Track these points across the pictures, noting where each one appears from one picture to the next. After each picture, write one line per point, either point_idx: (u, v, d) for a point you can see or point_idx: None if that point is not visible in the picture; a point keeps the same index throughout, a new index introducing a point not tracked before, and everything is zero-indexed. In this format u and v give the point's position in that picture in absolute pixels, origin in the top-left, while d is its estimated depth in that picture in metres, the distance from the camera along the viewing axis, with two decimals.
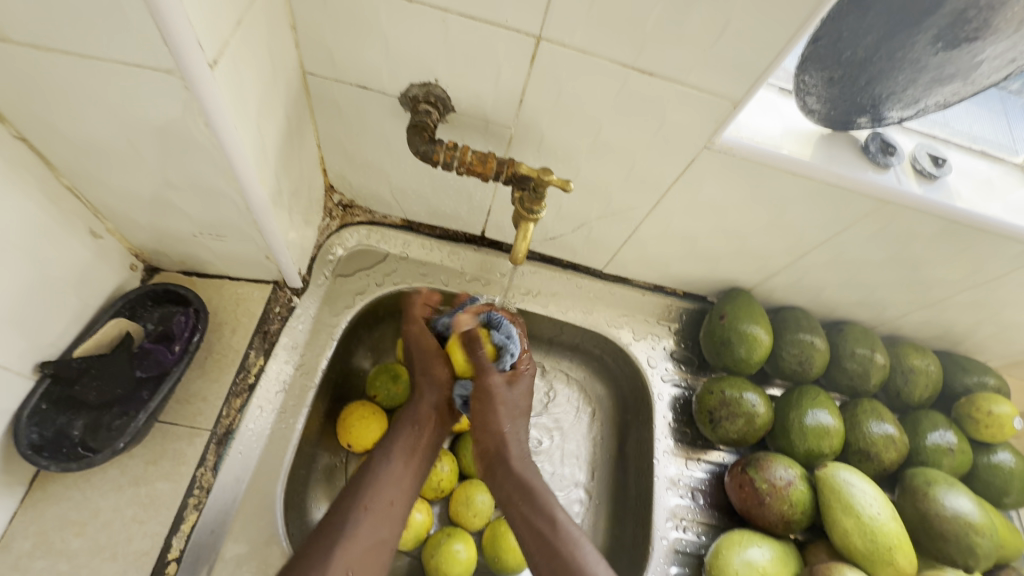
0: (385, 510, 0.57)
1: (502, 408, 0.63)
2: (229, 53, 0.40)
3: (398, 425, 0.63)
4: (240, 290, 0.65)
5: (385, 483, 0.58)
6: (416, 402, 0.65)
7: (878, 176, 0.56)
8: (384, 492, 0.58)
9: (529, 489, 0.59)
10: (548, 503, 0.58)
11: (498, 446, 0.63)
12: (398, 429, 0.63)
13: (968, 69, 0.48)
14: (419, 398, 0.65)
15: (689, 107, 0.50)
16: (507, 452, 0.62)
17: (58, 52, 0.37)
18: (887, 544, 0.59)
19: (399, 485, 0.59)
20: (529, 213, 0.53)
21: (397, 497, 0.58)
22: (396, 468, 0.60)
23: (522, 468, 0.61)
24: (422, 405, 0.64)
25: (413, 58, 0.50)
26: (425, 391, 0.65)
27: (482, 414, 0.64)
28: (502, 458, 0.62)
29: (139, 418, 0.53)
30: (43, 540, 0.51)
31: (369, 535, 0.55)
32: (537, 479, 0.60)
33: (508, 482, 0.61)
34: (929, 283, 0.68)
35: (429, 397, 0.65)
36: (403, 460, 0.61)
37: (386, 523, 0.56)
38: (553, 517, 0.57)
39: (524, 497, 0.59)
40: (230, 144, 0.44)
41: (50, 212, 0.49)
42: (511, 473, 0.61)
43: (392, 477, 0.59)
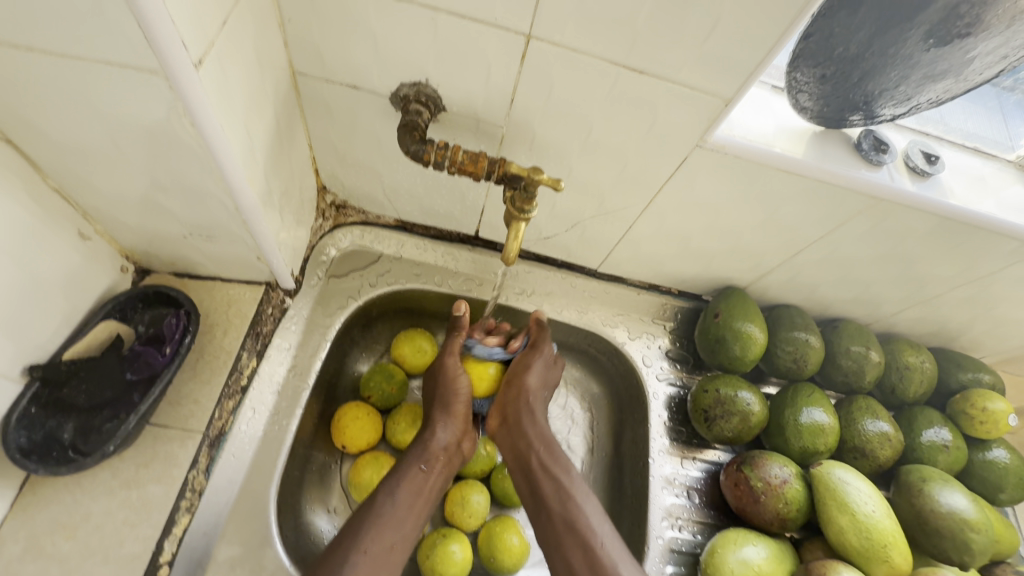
0: (386, 554, 0.54)
1: (535, 407, 0.66)
2: (215, 53, 0.40)
3: (405, 463, 0.61)
4: (232, 291, 0.64)
5: (388, 524, 0.55)
6: (424, 442, 0.62)
7: (871, 173, 0.55)
8: (386, 533, 0.55)
9: (563, 483, 0.61)
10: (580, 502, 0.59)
11: (542, 441, 0.64)
12: (406, 468, 0.60)
13: (960, 66, 0.48)
14: (429, 436, 0.63)
15: (680, 105, 0.50)
16: (553, 449, 0.64)
17: (41, 52, 0.37)
18: (882, 542, 0.59)
19: (400, 529, 0.56)
20: (520, 213, 0.53)
21: (398, 542, 0.55)
22: (400, 510, 0.57)
23: (563, 465, 0.63)
24: (432, 444, 0.62)
25: (402, 57, 0.50)
26: (437, 428, 0.63)
27: (516, 404, 0.66)
28: (540, 450, 0.64)
29: (129, 421, 0.52)
30: (34, 544, 0.51)
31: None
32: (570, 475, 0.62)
33: (542, 476, 0.62)
34: (923, 280, 0.68)
35: (440, 435, 0.63)
36: (408, 501, 0.58)
37: (383, 568, 0.53)
38: (585, 519, 0.58)
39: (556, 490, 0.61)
40: (218, 144, 0.43)
41: (37, 214, 0.49)
42: (542, 471, 0.62)
43: (395, 520, 0.56)
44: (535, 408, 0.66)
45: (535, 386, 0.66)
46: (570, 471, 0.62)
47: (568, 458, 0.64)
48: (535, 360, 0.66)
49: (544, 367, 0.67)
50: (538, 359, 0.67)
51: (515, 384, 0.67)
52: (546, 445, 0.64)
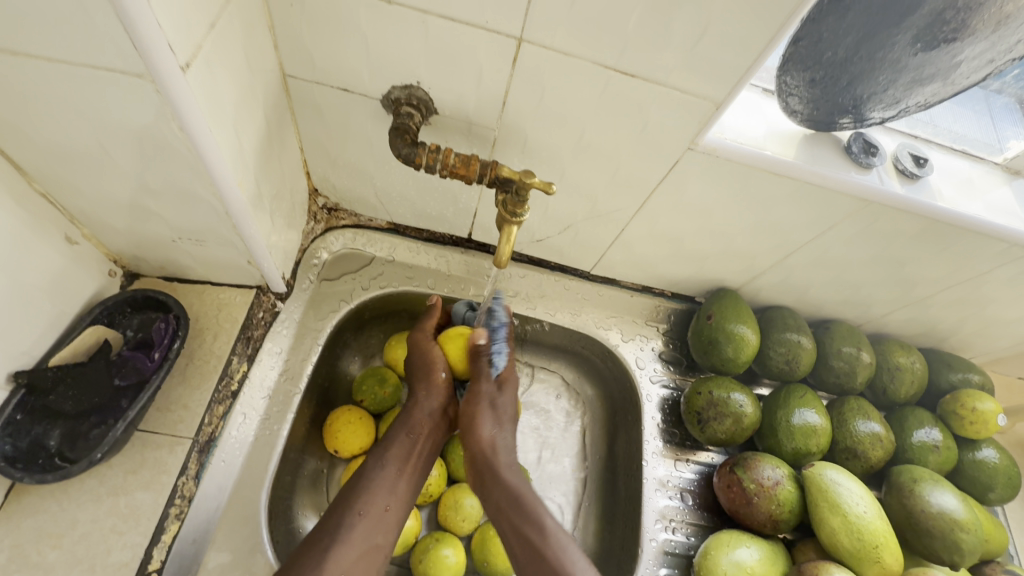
0: (379, 517, 0.56)
1: (501, 453, 0.63)
2: (203, 56, 0.39)
3: (393, 432, 0.62)
4: (223, 295, 0.64)
5: (379, 489, 0.57)
6: (410, 410, 0.64)
7: (861, 176, 0.56)
8: (379, 498, 0.57)
9: (543, 545, 0.54)
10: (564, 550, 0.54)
11: (508, 500, 0.59)
12: (393, 436, 0.62)
13: (947, 70, 0.48)
14: (414, 405, 0.64)
15: (672, 108, 0.50)
16: (524, 507, 0.57)
17: (24, 55, 0.36)
18: (873, 542, 0.59)
19: (392, 493, 0.58)
20: (512, 216, 0.53)
21: (391, 503, 0.57)
22: (389, 477, 0.58)
23: (538, 521, 0.56)
24: (417, 413, 0.64)
25: (394, 60, 0.50)
26: (421, 397, 0.64)
27: (491, 465, 0.62)
28: (512, 509, 0.58)
29: (117, 428, 0.52)
30: (19, 554, 0.50)
31: (364, 538, 0.54)
32: (553, 528, 0.55)
33: (516, 535, 0.56)
34: (913, 282, 0.68)
35: (426, 405, 0.64)
36: (397, 468, 0.59)
37: (380, 531, 0.55)
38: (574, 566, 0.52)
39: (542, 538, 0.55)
40: (207, 148, 0.43)
41: (23, 219, 0.48)
42: (524, 526, 0.56)
43: (386, 484, 0.58)
44: (506, 448, 0.63)
45: (507, 414, 0.64)
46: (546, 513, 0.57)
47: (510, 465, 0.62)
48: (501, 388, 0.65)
49: (510, 392, 0.66)
50: (506, 386, 0.66)
51: (480, 433, 0.63)
52: (515, 502, 0.58)
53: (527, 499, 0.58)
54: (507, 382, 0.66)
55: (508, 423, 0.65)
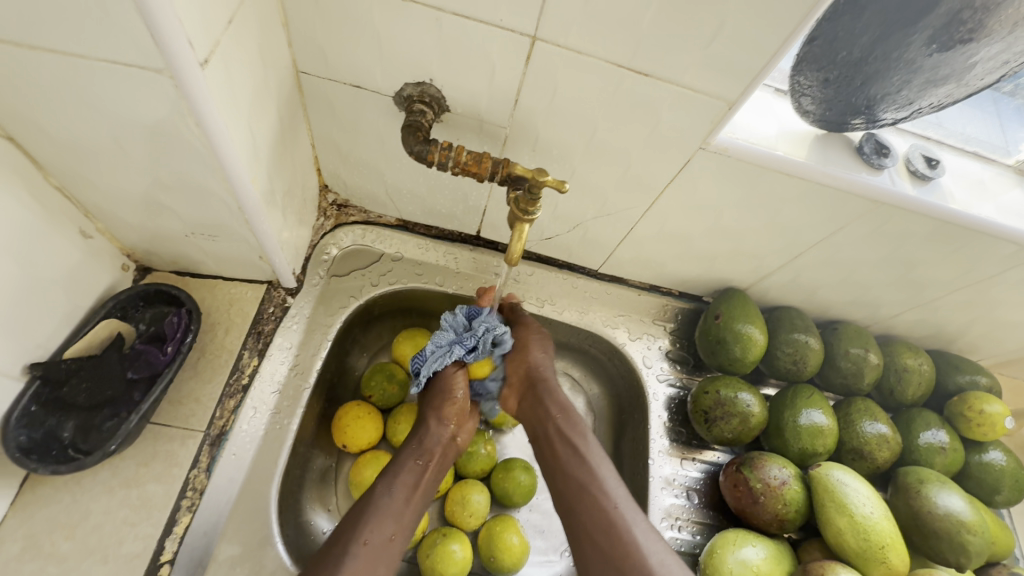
0: (383, 546, 0.54)
1: (550, 375, 0.67)
2: (221, 51, 0.40)
3: (404, 456, 0.61)
4: (234, 290, 0.64)
5: (386, 517, 0.55)
6: (422, 435, 0.62)
7: (873, 177, 0.56)
8: (385, 527, 0.54)
9: (588, 468, 0.61)
10: (601, 484, 0.60)
11: (558, 415, 0.64)
12: (402, 461, 0.60)
13: (962, 71, 0.48)
14: (425, 432, 0.63)
15: (684, 107, 0.50)
16: (570, 429, 0.63)
17: (44, 51, 0.37)
18: (880, 543, 0.59)
19: (399, 521, 0.56)
20: (524, 214, 0.53)
21: (397, 532, 0.55)
22: (397, 502, 0.57)
23: (580, 445, 0.63)
24: (428, 438, 0.62)
25: (407, 57, 0.50)
26: (432, 424, 0.63)
27: (539, 381, 0.66)
28: (557, 438, 0.63)
29: (130, 420, 0.52)
30: (33, 543, 0.50)
31: (366, 570, 0.51)
32: (593, 458, 0.62)
33: (563, 449, 0.63)
34: (923, 283, 0.68)
35: (436, 431, 0.63)
36: (405, 496, 0.58)
37: (382, 560, 0.53)
38: (608, 488, 0.59)
39: (581, 474, 0.61)
40: (222, 144, 0.43)
41: (39, 213, 0.49)
42: (569, 452, 0.62)
43: (394, 512, 0.56)
44: (555, 384, 0.66)
45: (548, 374, 0.66)
46: (601, 464, 0.61)
47: (585, 427, 0.64)
48: (537, 350, 0.67)
49: (544, 350, 0.67)
50: (537, 351, 0.67)
51: (522, 366, 0.67)
52: (563, 424, 0.64)
53: (576, 420, 0.64)
54: (531, 346, 0.66)
55: (554, 374, 0.67)
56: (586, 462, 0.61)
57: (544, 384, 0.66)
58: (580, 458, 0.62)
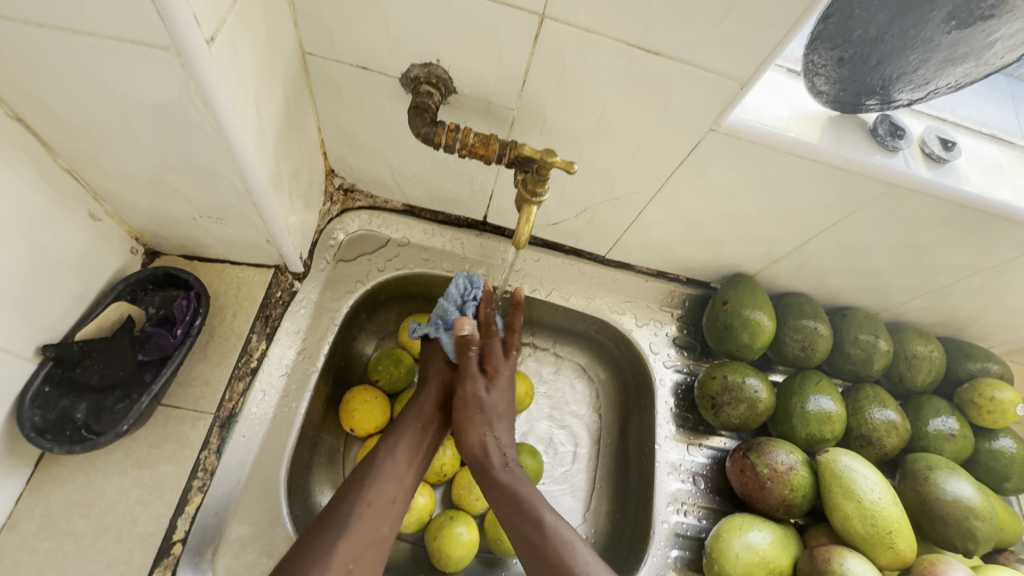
0: (387, 506, 0.54)
1: (494, 457, 0.59)
2: (227, 30, 0.39)
3: (404, 418, 0.61)
4: (242, 275, 0.64)
5: (389, 479, 0.55)
6: (421, 397, 0.63)
7: (887, 159, 0.55)
8: (387, 488, 0.54)
9: (545, 542, 0.51)
10: (568, 544, 0.51)
11: (507, 498, 0.56)
12: (404, 424, 0.60)
13: (981, 49, 0.47)
14: (423, 395, 0.63)
15: (695, 88, 0.49)
16: (522, 505, 0.54)
17: (51, 28, 0.36)
18: (887, 528, 0.59)
19: (401, 483, 0.56)
20: (532, 196, 0.53)
21: (398, 495, 0.55)
22: (399, 466, 0.57)
23: (538, 518, 0.53)
24: (428, 403, 0.62)
25: (413, 36, 0.49)
26: (431, 386, 0.63)
27: (486, 469, 0.59)
28: (510, 509, 0.55)
29: (142, 402, 0.53)
30: (50, 521, 0.51)
31: (371, 529, 0.52)
32: (553, 522, 0.52)
33: (517, 539, 0.53)
34: (935, 269, 0.67)
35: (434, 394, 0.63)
36: (406, 459, 0.58)
37: (386, 520, 0.53)
38: (576, 571, 0.49)
39: (545, 542, 0.51)
40: (229, 125, 0.43)
41: (48, 194, 0.49)
42: (522, 525, 0.53)
43: (396, 474, 0.56)
44: (500, 466, 0.58)
45: (500, 408, 0.61)
46: (547, 509, 0.54)
47: (541, 509, 0.54)
48: (487, 392, 0.61)
49: (502, 391, 0.62)
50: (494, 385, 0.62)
51: (469, 450, 0.60)
52: (512, 502, 0.55)
53: (524, 498, 0.55)
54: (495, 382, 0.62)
55: (507, 412, 0.62)
56: (556, 536, 0.51)
57: (486, 470, 0.59)
58: (541, 528, 0.52)
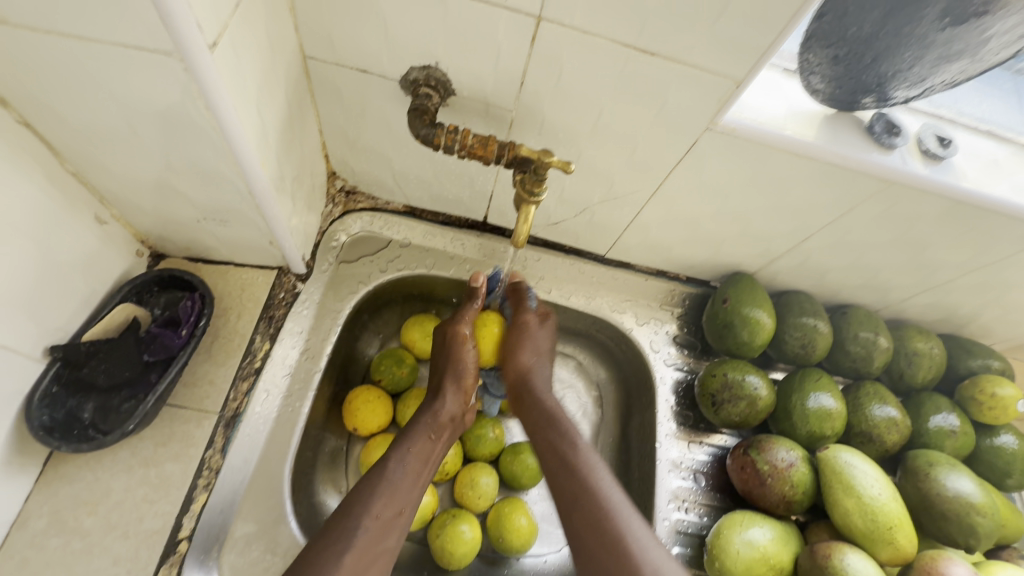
0: (393, 519, 0.53)
1: (539, 382, 0.64)
2: (229, 34, 0.40)
3: (415, 429, 0.61)
4: (245, 276, 0.65)
5: (395, 491, 0.54)
6: (433, 410, 0.62)
7: (884, 156, 0.55)
8: (397, 500, 0.54)
9: (576, 460, 0.56)
10: (594, 468, 0.56)
11: (545, 419, 0.61)
12: (415, 435, 0.60)
13: (977, 45, 0.47)
14: (437, 405, 0.63)
15: (690, 88, 0.49)
16: (558, 424, 0.60)
17: (58, 35, 0.37)
18: (887, 524, 0.59)
19: (409, 496, 0.55)
20: (529, 196, 0.53)
21: (405, 508, 0.55)
22: (408, 478, 0.56)
23: (573, 440, 0.58)
24: (440, 411, 0.63)
25: (412, 39, 0.50)
26: (446, 398, 0.63)
27: (528, 390, 0.64)
28: (546, 428, 0.60)
29: (148, 401, 0.54)
30: (58, 519, 0.52)
31: (376, 543, 0.51)
32: (586, 448, 0.57)
33: (551, 453, 0.58)
34: (934, 266, 0.68)
35: (448, 404, 0.63)
36: (416, 470, 0.57)
37: (391, 534, 0.53)
38: (601, 492, 0.53)
39: (572, 459, 0.57)
40: (232, 127, 0.44)
41: (56, 198, 0.50)
42: (555, 439, 0.59)
43: (405, 485, 0.55)
44: (545, 391, 0.64)
45: (543, 348, 0.65)
46: (581, 438, 0.59)
47: (576, 432, 0.59)
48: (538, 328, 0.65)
49: (545, 335, 0.66)
50: (524, 347, 0.64)
51: (517, 368, 0.64)
52: (549, 422, 0.60)
53: (564, 422, 0.60)
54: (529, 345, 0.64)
55: (548, 354, 0.66)
56: (586, 459, 0.56)
57: (527, 392, 0.64)
58: (574, 449, 0.57)
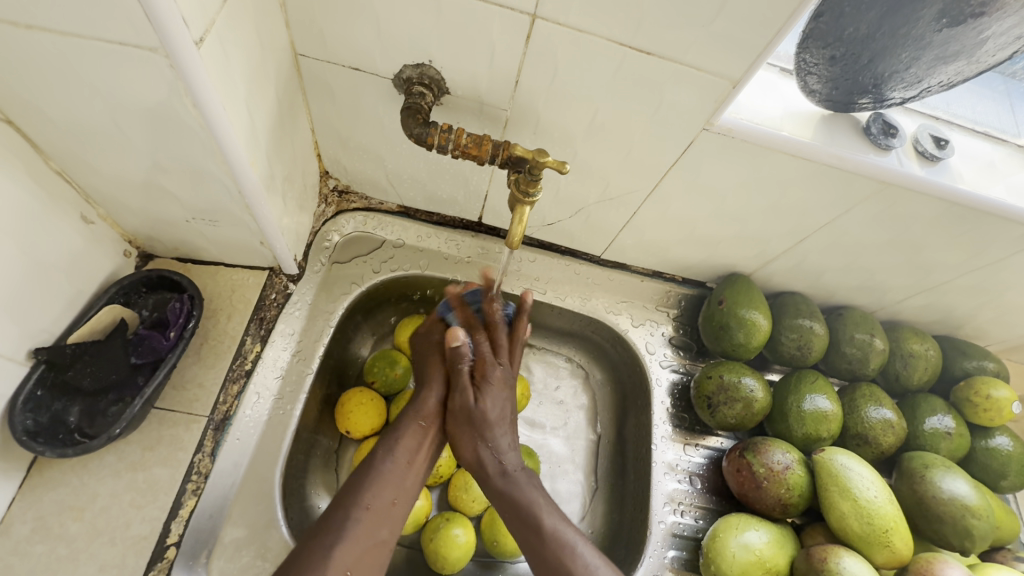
0: (386, 510, 0.53)
1: (490, 467, 0.59)
2: (217, 31, 0.39)
3: (403, 421, 0.60)
4: (235, 277, 0.64)
5: (385, 483, 0.54)
6: (420, 399, 0.62)
7: (880, 158, 0.55)
8: (386, 491, 0.54)
9: (549, 544, 0.52)
10: (569, 551, 0.51)
11: (509, 508, 0.56)
12: (404, 426, 0.59)
13: (973, 46, 0.47)
14: (423, 397, 0.62)
15: (687, 87, 0.49)
16: (520, 511, 0.55)
17: (39, 30, 0.36)
18: (883, 527, 0.59)
19: (401, 486, 0.55)
20: (524, 196, 0.52)
21: (398, 497, 0.54)
22: (399, 468, 0.56)
23: (537, 521, 0.54)
24: (427, 400, 0.62)
25: (405, 38, 0.49)
26: (433, 386, 0.63)
27: (485, 476, 0.59)
28: (509, 512, 0.56)
29: (135, 404, 0.53)
30: (42, 525, 0.51)
31: (370, 534, 0.51)
32: (553, 527, 0.53)
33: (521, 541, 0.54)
34: (930, 267, 0.67)
35: (434, 395, 0.62)
36: (406, 459, 0.57)
37: (385, 524, 0.52)
38: (578, 574, 0.50)
39: (541, 541, 0.53)
40: (220, 125, 0.43)
41: (41, 197, 0.49)
42: (524, 531, 0.54)
43: (395, 476, 0.55)
44: (499, 473, 0.58)
45: (494, 418, 0.60)
46: (547, 515, 0.54)
47: (536, 503, 0.55)
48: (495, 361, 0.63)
49: (497, 397, 0.62)
50: (487, 393, 0.61)
51: (469, 454, 0.60)
52: (512, 510, 0.56)
53: (526, 506, 0.55)
54: (484, 385, 0.61)
55: (507, 421, 0.61)
56: (556, 540, 0.52)
57: (484, 476, 0.59)
58: (541, 533, 0.53)
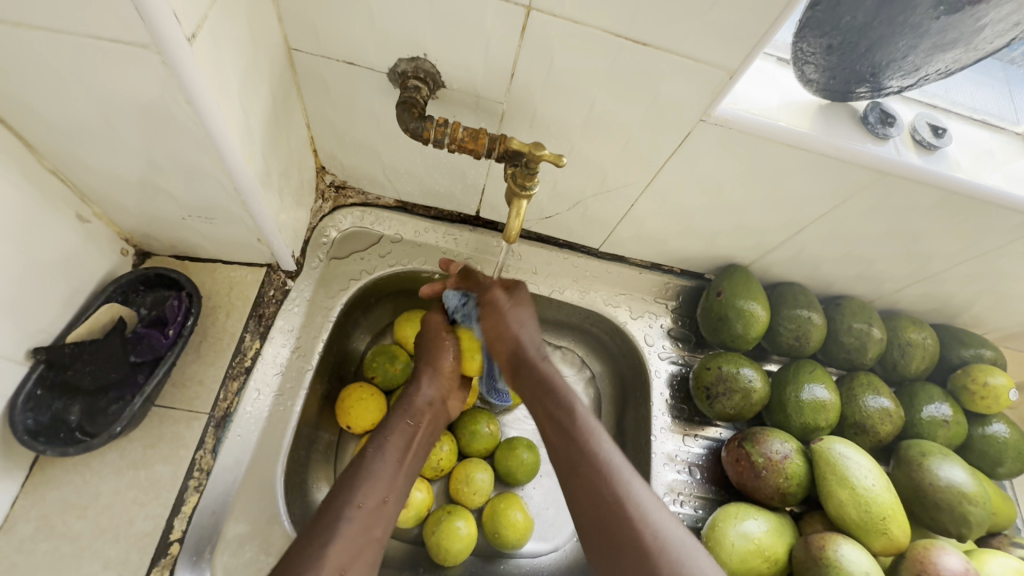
0: (378, 509, 0.53)
1: (530, 351, 0.61)
2: (209, 26, 0.39)
3: (392, 419, 0.60)
4: (233, 274, 0.64)
5: (377, 479, 0.54)
6: (410, 396, 0.62)
7: (878, 147, 0.55)
8: (377, 490, 0.53)
9: (577, 429, 0.55)
10: (591, 433, 0.55)
11: (540, 390, 0.59)
12: (393, 423, 0.60)
13: (971, 34, 0.46)
14: (415, 391, 0.63)
15: (684, 78, 0.49)
16: (557, 396, 0.58)
17: (29, 27, 0.36)
18: (881, 514, 0.59)
19: (392, 484, 0.55)
20: (521, 189, 0.52)
21: (390, 495, 0.54)
22: (389, 466, 0.56)
23: (570, 405, 0.57)
24: (416, 400, 0.62)
25: (400, 31, 0.49)
26: (421, 384, 0.63)
27: (526, 362, 0.61)
28: (542, 398, 0.59)
29: (135, 403, 0.53)
30: (46, 523, 0.51)
31: (363, 531, 0.50)
32: (583, 413, 0.56)
33: (550, 422, 0.57)
34: (927, 256, 0.68)
35: (424, 390, 0.63)
36: (397, 457, 0.57)
37: (378, 522, 0.52)
38: (598, 453, 0.53)
39: (572, 435, 0.55)
40: (213, 122, 0.43)
41: (35, 197, 0.49)
42: (557, 411, 0.57)
43: (386, 474, 0.55)
44: (539, 360, 0.61)
45: (533, 355, 0.61)
46: (576, 397, 0.58)
47: (574, 399, 0.57)
48: (509, 304, 0.63)
49: (525, 313, 0.64)
50: (519, 301, 0.64)
51: (508, 342, 0.62)
52: (546, 393, 0.59)
53: (558, 392, 0.58)
54: (517, 293, 0.64)
55: (544, 352, 0.62)
56: (587, 440, 0.54)
57: (527, 366, 0.61)
58: (572, 417, 0.56)
